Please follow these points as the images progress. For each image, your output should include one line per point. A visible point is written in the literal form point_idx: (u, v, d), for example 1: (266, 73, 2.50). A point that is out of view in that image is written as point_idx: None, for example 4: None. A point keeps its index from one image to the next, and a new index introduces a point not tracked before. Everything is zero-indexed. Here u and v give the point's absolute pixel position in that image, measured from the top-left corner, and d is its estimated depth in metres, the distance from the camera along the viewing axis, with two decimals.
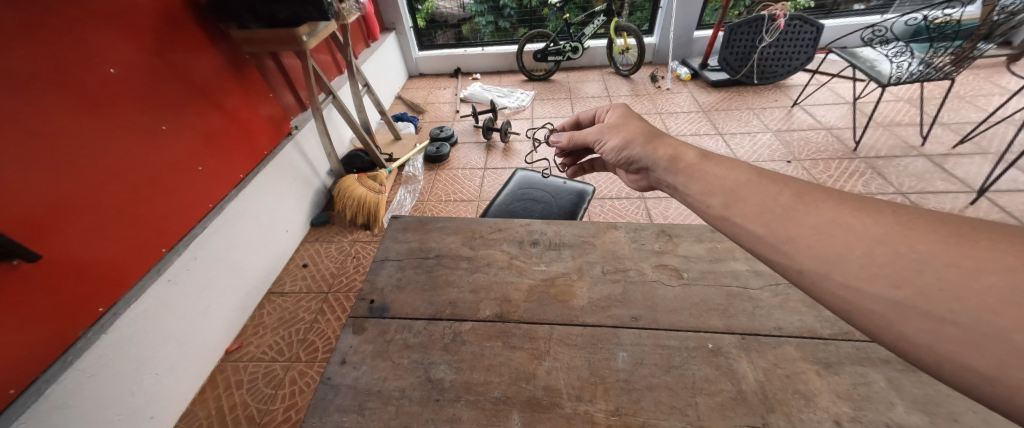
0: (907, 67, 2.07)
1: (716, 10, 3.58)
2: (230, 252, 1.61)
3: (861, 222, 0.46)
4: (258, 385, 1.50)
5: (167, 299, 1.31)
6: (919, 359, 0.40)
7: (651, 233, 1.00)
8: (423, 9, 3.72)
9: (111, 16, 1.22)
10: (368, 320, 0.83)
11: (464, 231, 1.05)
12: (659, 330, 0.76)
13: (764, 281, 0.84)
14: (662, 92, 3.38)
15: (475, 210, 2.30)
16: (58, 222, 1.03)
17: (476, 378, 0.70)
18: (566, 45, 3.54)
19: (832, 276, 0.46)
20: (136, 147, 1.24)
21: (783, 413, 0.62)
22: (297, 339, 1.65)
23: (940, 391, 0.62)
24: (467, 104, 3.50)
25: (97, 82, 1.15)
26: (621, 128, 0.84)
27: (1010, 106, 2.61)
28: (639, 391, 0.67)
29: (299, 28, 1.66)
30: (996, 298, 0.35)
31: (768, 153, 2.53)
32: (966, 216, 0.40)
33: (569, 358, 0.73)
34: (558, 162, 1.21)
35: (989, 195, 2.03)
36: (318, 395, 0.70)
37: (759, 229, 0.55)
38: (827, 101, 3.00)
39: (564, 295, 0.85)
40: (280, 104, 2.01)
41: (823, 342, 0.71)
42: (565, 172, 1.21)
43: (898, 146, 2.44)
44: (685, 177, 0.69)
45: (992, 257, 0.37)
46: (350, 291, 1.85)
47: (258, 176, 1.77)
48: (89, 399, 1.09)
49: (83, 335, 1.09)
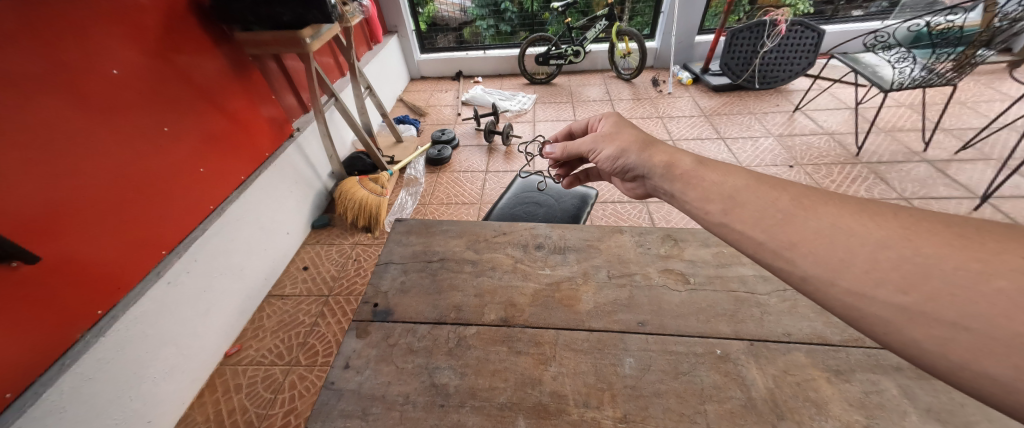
0: (908, 73, 2.09)
1: (716, 15, 3.61)
2: (229, 255, 1.59)
3: (863, 227, 0.46)
4: (257, 390, 1.48)
5: (164, 302, 1.30)
6: (931, 365, 0.39)
7: (656, 237, 0.99)
8: (424, 13, 3.74)
9: (113, 16, 1.21)
10: (371, 324, 0.82)
11: (468, 234, 1.04)
12: (666, 336, 0.76)
13: (771, 287, 0.83)
14: (664, 96, 3.39)
15: (477, 212, 2.30)
16: (57, 223, 1.02)
17: (480, 384, 0.70)
18: (567, 49, 3.55)
19: (837, 282, 0.45)
20: (137, 148, 1.24)
21: (794, 420, 0.61)
22: (297, 343, 1.64)
23: (953, 399, 0.61)
24: (468, 107, 3.52)
25: (97, 82, 1.14)
26: (615, 137, 0.84)
27: (1010, 113, 2.63)
28: (647, 398, 0.66)
29: (301, 30, 1.66)
30: (1005, 301, 0.34)
31: (770, 158, 2.53)
32: (966, 217, 0.40)
33: (576, 364, 0.72)
34: (552, 172, 1.20)
35: (992, 202, 2.03)
36: (321, 400, 0.69)
37: (760, 235, 0.54)
38: (828, 106, 3.02)
39: (570, 299, 0.85)
40: (282, 106, 2.01)
41: (834, 349, 0.70)
42: (560, 182, 1.19)
43: (900, 152, 2.44)
44: (682, 184, 0.68)
45: (999, 259, 0.36)
46: (351, 295, 1.83)
47: (259, 178, 1.76)
48: (82, 402, 1.06)
49: (81, 338, 1.08)
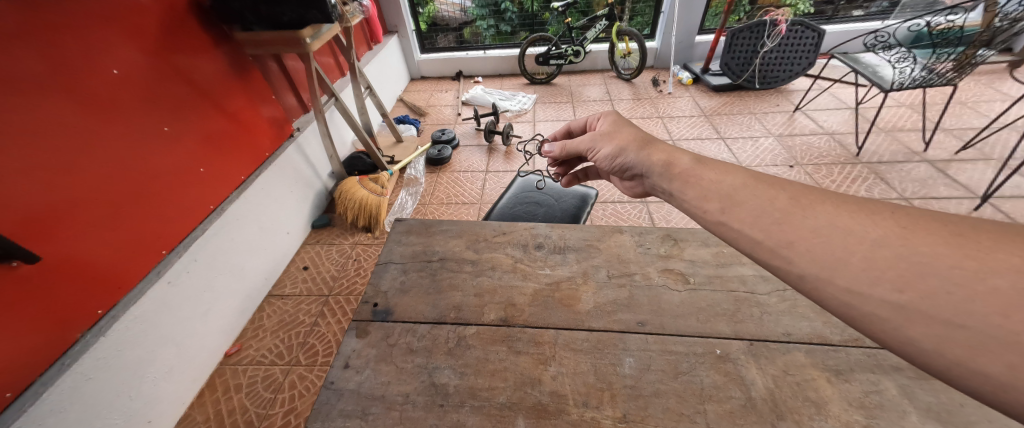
0: (908, 73, 2.09)
1: (717, 15, 3.61)
2: (229, 255, 1.59)
3: (859, 225, 0.45)
4: (257, 389, 1.48)
5: (164, 302, 1.30)
6: (928, 364, 0.39)
7: (656, 237, 0.99)
8: (424, 13, 3.75)
9: (113, 16, 1.21)
10: (371, 323, 0.82)
11: (468, 234, 1.04)
12: (665, 336, 0.76)
13: (771, 287, 0.83)
14: (664, 96, 3.39)
15: (477, 212, 2.30)
16: (57, 223, 1.02)
17: (480, 383, 0.70)
18: (567, 49, 3.56)
19: (834, 281, 0.45)
20: (137, 148, 1.23)
21: (793, 419, 0.61)
22: (297, 342, 1.64)
23: (953, 399, 0.61)
24: (468, 107, 3.52)
25: (97, 82, 1.14)
26: (614, 136, 0.84)
27: (1010, 113, 2.63)
28: (646, 397, 0.66)
29: (301, 30, 1.66)
30: (1001, 300, 0.34)
31: (770, 158, 2.53)
32: (963, 216, 0.40)
33: (575, 364, 0.72)
34: (552, 172, 1.19)
35: (992, 201, 2.03)
36: (321, 400, 0.69)
37: (758, 234, 0.54)
38: (828, 106, 3.02)
39: (569, 298, 0.85)
40: (282, 106, 2.01)
41: (833, 349, 0.70)
42: (559, 181, 1.19)
43: (900, 152, 2.44)
44: (681, 183, 0.68)
45: (996, 258, 0.36)
46: (351, 295, 1.83)
47: (259, 178, 1.76)
48: (82, 401, 1.06)
49: (82, 337, 1.08)
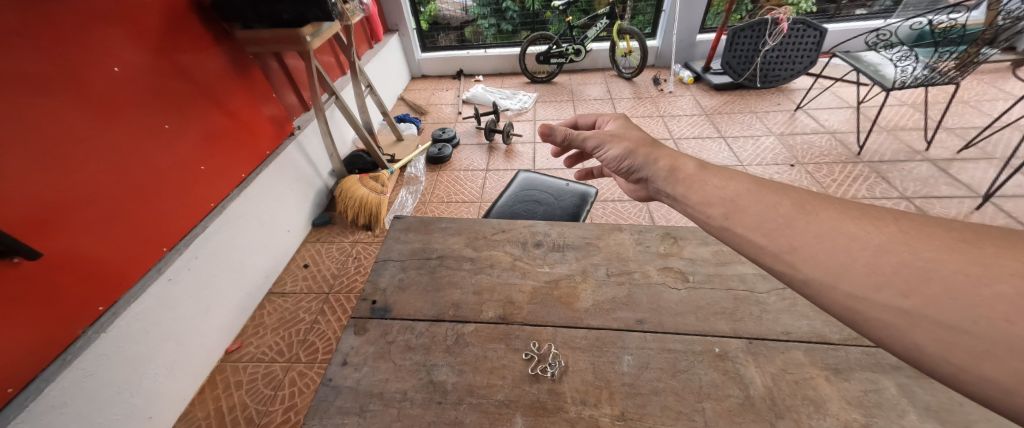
0: (911, 71, 2.06)
1: (718, 14, 3.61)
2: (230, 252, 1.60)
3: (863, 231, 0.45)
4: (258, 386, 1.48)
5: (165, 300, 1.30)
6: (933, 369, 0.39)
7: (655, 235, 0.99)
8: (426, 12, 3.75)
9: (113, 14, 1.21)
10: (370, 321, 0.82)
11: (467, 232, 1.04)
12: (664, 334, 0.75)
13: (770, 285, 0.83)
14: (665, 95, 3.38)
15: (476, 211, 2.30)
16: (58, 220, 1.02)
17: (478, 381, 0.69)
18: (568, 48, 3.55)
19: (838, 287, 0.44)
20: (137, 146, 1.24)
21: (792, 419, 0.61)
22: (297, 340, 1.64)
23: (952, 399, 0.61)
24: (468, 105, 3.51)
25: (98, 79, 1.14)
26: (624, 138, 0.82)
27: (1014, 112, 2.61)
28: (645, 396, 0.66)
29: (301, 29, 1.66)
30: (1005, 305, 0.34)
31: (771, 157, 2.52)
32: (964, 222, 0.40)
33: (574, 363, 0.72)
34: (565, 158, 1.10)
35: (994, 201, 2.02)
36: (319, 396, 0.69)
37: (760, 239, 0.53)
38: (830, 105, 3.00)
39: (569, 297, 0.84)
40: (282, 104, 2.01)
41: (833, 348, 0.70)
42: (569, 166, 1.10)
43: (902, 151, 2.43)
44: (684, 188, 0.67)
45: (999, 264, 0.36)
46: (351, 292, 1.84)
47: (259, 176, 1.76)
48: (82, 397, 1.07)
49: (83, 334, 1.08)
